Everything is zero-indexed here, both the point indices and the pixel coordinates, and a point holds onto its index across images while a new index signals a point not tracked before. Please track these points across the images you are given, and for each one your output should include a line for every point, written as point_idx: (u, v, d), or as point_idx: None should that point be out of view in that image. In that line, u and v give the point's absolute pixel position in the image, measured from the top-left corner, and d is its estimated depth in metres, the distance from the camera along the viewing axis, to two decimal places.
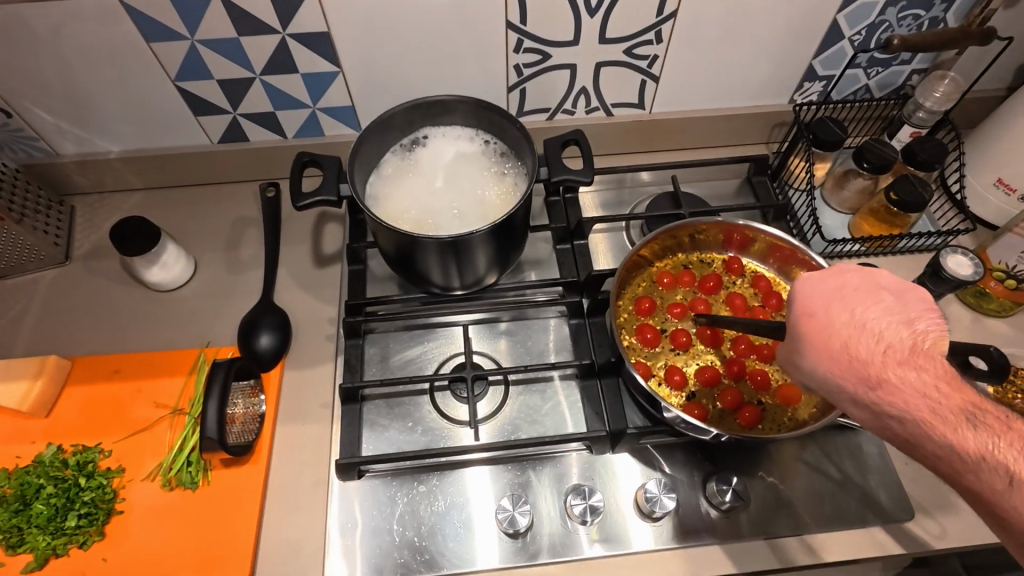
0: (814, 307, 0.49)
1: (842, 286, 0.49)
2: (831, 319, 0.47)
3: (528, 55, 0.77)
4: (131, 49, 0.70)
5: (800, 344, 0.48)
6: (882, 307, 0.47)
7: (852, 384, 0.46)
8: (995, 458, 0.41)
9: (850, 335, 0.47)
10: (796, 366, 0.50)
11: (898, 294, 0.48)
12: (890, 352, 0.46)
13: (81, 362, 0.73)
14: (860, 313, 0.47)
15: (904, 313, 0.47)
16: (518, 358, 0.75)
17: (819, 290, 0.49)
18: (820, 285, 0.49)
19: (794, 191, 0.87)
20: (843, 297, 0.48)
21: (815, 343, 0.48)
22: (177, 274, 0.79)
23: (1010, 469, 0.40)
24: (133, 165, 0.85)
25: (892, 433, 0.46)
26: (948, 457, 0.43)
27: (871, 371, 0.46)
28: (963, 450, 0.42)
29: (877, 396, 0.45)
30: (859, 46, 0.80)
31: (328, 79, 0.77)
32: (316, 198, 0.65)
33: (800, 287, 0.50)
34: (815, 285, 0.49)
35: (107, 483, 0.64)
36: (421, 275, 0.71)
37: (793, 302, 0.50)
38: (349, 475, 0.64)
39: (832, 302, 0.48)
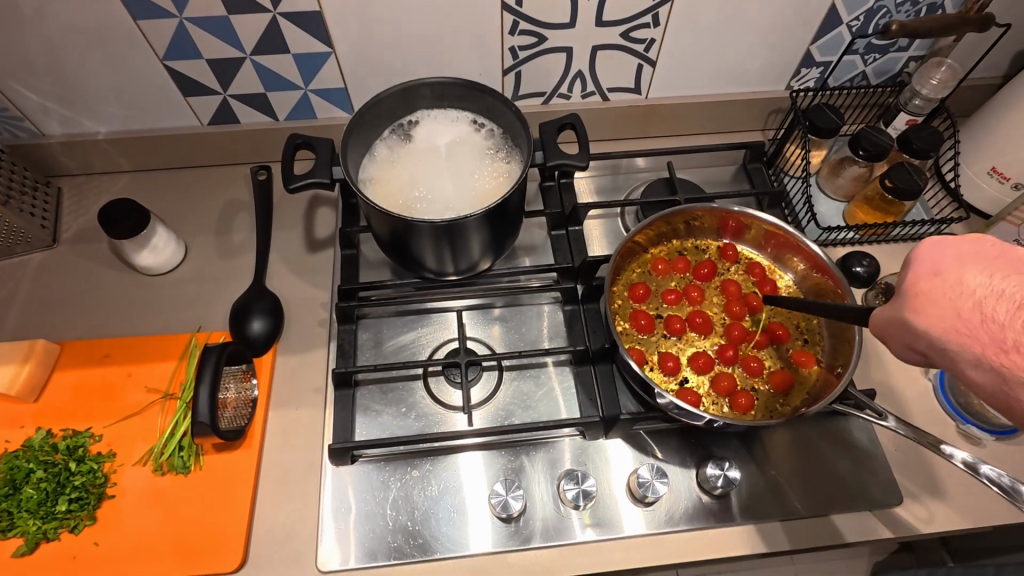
0: (941, 269, 0.47)
1: (975, 253, 0.47)
2: (960, 279, 0.46)
3: (524, 37, 0.76)
4: (118, 27, 0.69)
5: (916, 301, 0.47)
6: (1023, 275, 0.44)
7: (980, 350, 0.44)
8: None
9: (973, 297, 0.45)
10: (905, 327, 0.48)
11: None
12: None
13: (70, 347, 0.72)
14: (990, 275, 0.45)
15: None
16: (511, 343, 0.75)
17: (947, 254, 0.47)
18: (948, 248, 0.48)
19: (790, 178, 0.86)
20: (974, 261, 0.46)
21: (934, 301, 0.46)
22: (167, 258, 0.78)
23: None
24: (122, 146, 0.84)
25: (1017, 407, 0.43)
26: None
27: (1006, 335, 0.43)
28: None
29: (1009, 362, 0.43)
30: (857, 32, 0.79)
31: (321, 60, 0.75)
32: (310, 180, 0.64)
33: (923, 251, 0.48)
34: (941, 246, 0.48)
35: (98, 468, 0.64)
36: (415, 259, 0.70)
37: (913, 265, 0.49)
38: (343, 460, 0.64)
39: (963, 265, 0.46)
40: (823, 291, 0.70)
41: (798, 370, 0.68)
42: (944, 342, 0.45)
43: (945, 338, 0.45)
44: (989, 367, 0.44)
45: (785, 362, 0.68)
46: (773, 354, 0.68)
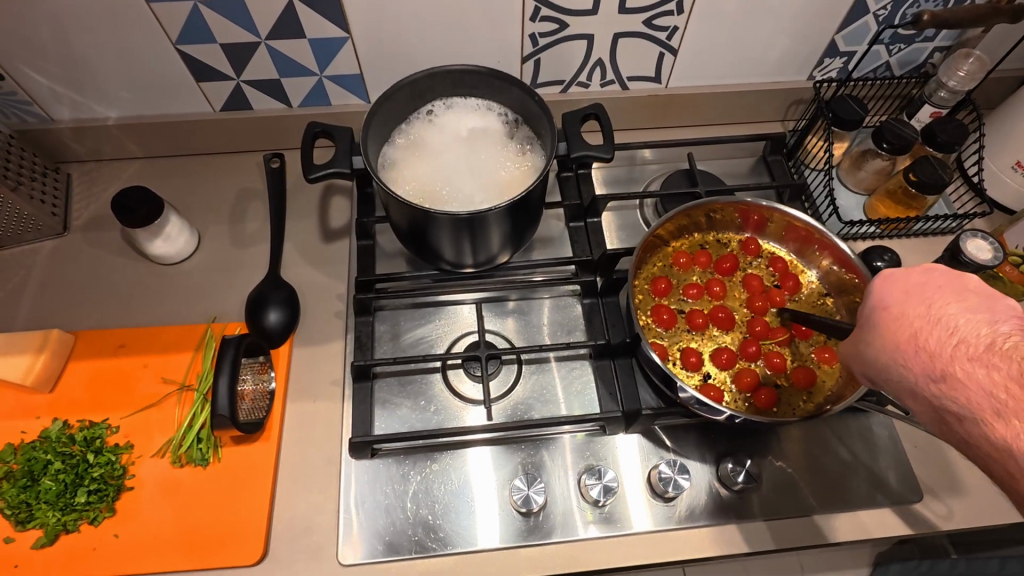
0: (889, 301, 0.47)
1: (925, 285, 0.46)
2: (902, 311, 0.46)
3: (545, 23, 0.74)
4: (130, 10, 0.67)
5: (867, 334, 0.47)
6: (964, 305, 0.44)
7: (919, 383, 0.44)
8: None
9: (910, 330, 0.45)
10: (860, 358, 0.48)
11: (987, 299, 0.44)
12: (960, 346, 0.42)
13: (84, 337, 0.71)
14: (928, 306, 0.45)
15: (990, 314, 0.42)
16: (529, 336, 0.74)
17: (897, 287, 0.47)
18: (901, 280, 0.47)
19: (810, 171, 0.85)
20: (919, 286, 0.46)
21: (880, 331, 0.46)
22: (180, 247, 0.77)
23: None
24: (132, 132, 0.82)
25: (953, 435, 0.43)
26: (999, 457, 0.39)
27: (936, 363, 0.43)
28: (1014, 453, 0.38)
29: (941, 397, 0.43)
30: (884, 21, 0.78)
31: (337, 45, 0.74)
32: (329, 170, 0.62)
33: (878, 285, 0.49)
34: (892, 278, 0.48)
35: (116, 459, 0.63)
36: (433, 251, 0.69)
37: (872, 297, 0.49)
38: (362, 454, 0.64)
39: (909, 296, 0.46)
40: (848, 287, 0.69)
41: (821, 366, 0.66)
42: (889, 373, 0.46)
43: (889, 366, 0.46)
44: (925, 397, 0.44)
45: (808, 358, 0.67)
46: (795, 350, 0.67)
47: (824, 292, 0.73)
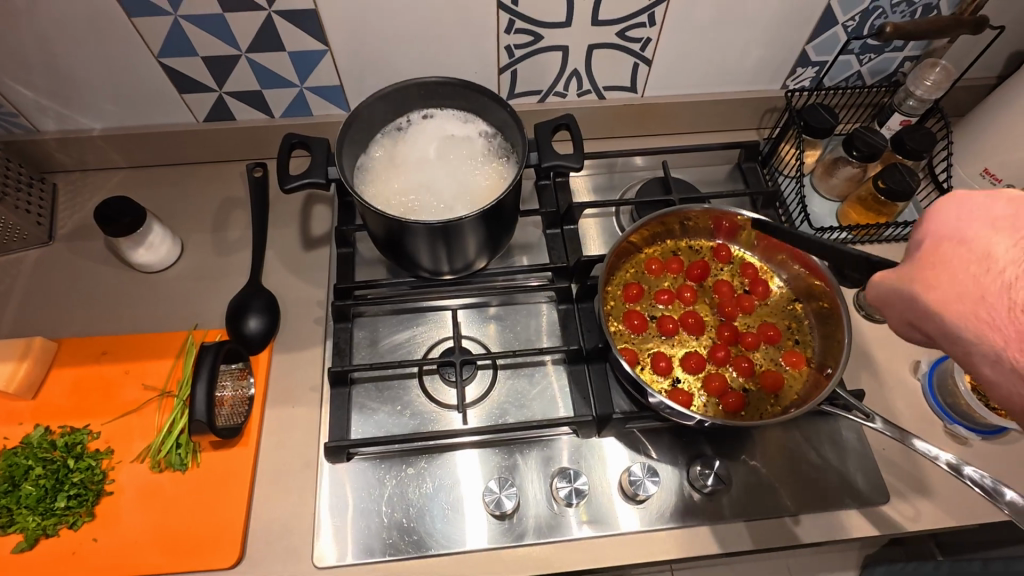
0: (963, 236, 0.44)
1: (1004, 221, 0.43)
2: (984, 246, 0.43)
3: (519, 36, 0.76)
4: (113, 23, 0.68)
5: (928, 273, 0.44)
6: None
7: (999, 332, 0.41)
8: None
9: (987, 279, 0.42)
10: (907, 301, 0.45)
11: None
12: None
13: (67, 344, 0.72)
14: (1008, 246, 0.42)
15: None
16: (505, 342, 0.76)
17: (975, 220, 0.44)
18: (975, 212, 0.45)
19: (784, 177, 0.87)
20: (978, 215, 0.44)
21: (948, 272, 0.43)
22: (164, 255, 0.78)
23: None
24: (117, 143, 0.84)
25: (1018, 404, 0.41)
26: None
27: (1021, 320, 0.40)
28: None
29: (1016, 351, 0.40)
30: (852, 32, 0.79)
31: (316, 57, 0.75)
32: (305, 180, 0.63)
33: (944, 216, 0.46)
34: (966, 210, 0.45)
35: (96, 464, 0.64)
36: (410, 258, 0.71)
37: (929, 229, 0.46)
38: (338, 458, 0.65)
39: (990, 231, 0.43)
40: (814, 292, 0.70)
41: (789, 370, 0.67)
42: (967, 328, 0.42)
43: (962, 311, 0.42)
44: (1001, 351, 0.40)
45: (776, 362, 0.68)
46: (764, 354, 0.68)
47: (793, 298, 0.73)
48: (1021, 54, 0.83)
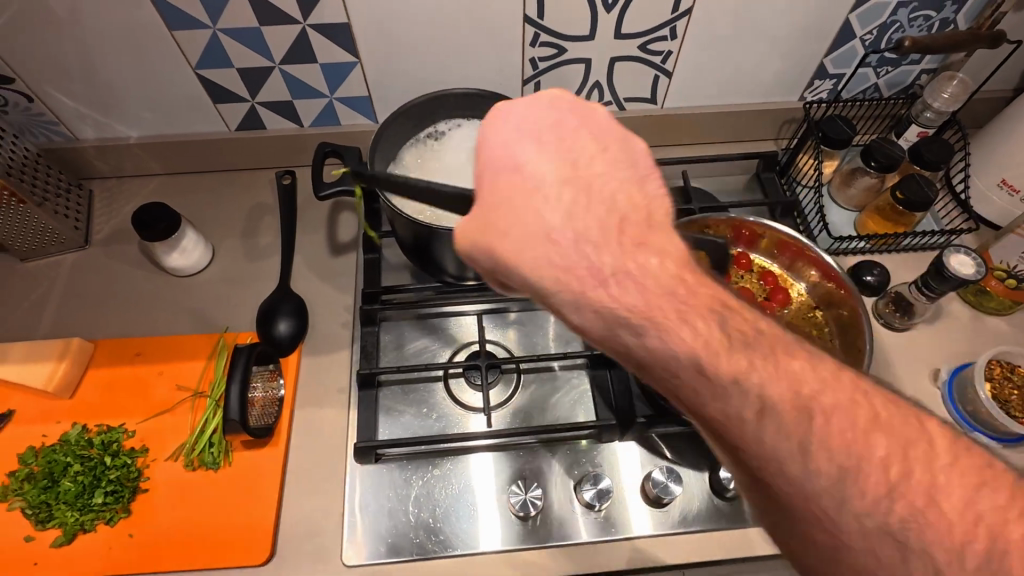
0: (518, 160, 0.42)
1: (557, 128, 0.43)
2: (534, 170, 0.41)
3: (544, 49, 0.78)
4: (154, 36, 0.71)
5: (491, 216, 0.41)
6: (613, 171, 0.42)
7: (566, 262, 0.39)
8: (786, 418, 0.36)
9: (634, 207, 0.41)
10: (490, 249, 0.41)
11: (629, 155, 0.43)
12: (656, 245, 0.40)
13: (103, 345, 0.74)
14: (622, 176, 0.42)
15: (639, 175, 0.42)
16: (528, 347, 0.77)
17: (527, 142, 0.42)
18: (520, 128, 0.43)
19: (803, 188, 0.88)
20: (579, 134, 0.43)
21: (514, 214, 0.41)
22: (196, 259, 0.80)
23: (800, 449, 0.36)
24: (152, 151, 0.86)
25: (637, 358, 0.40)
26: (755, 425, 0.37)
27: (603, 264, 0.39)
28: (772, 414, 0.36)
29: (707, 289, 0.39)
30: (870, 45, 0.81)
31: (347, 69, 0.78)
32: (340, 188, 0.64)
33: (489, 137, 0.43)
34: (511, 122, 0.43)
35: (132, 462, 0.66)
36: (437, 264, 0.73)
37: (485, 153, 0.43)
38: (366, 459, 0.66)
39: (542, 143, 0.42)
40: (836, 300, 0.71)
41: None
42: (510, 257, 0.40)
43: (513, 232, 0.40)
44: (644, 284, 0.38)
45: None
46: None
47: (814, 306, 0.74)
48: None
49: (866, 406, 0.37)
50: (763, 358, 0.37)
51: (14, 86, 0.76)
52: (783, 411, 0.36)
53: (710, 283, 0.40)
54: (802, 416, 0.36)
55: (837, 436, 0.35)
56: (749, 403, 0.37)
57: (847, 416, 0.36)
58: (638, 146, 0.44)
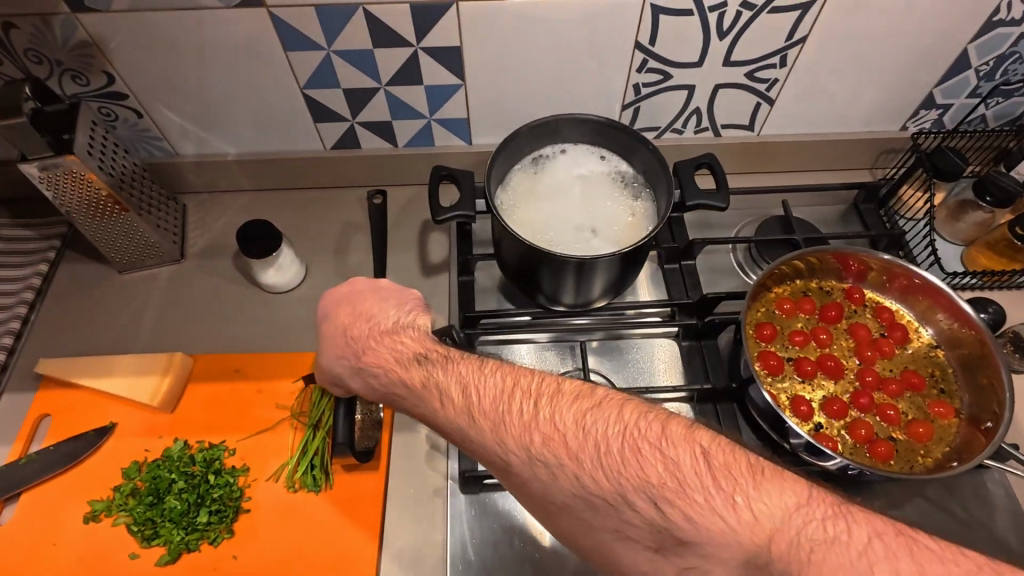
0: (327, 312, 0.62)
1: (356, 293, 0.62)
2: (337, 316, 0.61)
3: (650, 75, 0.77)
4: (269, 55, 0.72)
5: (327, 348, 0.61)
6: (379, 310, 0.60)
7: (345, 354, 0.59)
8: (473, 400, 0.50)
9: (388, 317, 0.59)
10: (325, 370, 0.61)
11: (394, 289, 0.63)
12: (377, 329, 0.59)
13: (201, 360, 0.74)
14: (393, 307, 0.60)
15: (401, 301, 0.61)
16: (625, 376, 0.75)
17: (334, 299, 0.63)
18: (335, 293, 0.63)
19: (906, 221, 0.86)
20: (374, 294, 0.62)
21: (327, 346, 0.60)
22: (291, 276, 0.80)
23: (482, 419, 0.49)
24: (247, 167, 0.87)
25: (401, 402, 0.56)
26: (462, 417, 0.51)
27: (365, 347, 0.58)
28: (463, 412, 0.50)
29: (430, 349, 0.56)
30: (984, 76, 0.79)
31: (451, 91, 0.78)
32: (456, 212, 0.63)
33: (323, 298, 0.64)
34: (330, 294, 0.63)
35: (234, 481, 0.66)
36: (544, 290, 0.71)
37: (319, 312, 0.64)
38: (472, 488, 0.65)
39: (341, 304, 0.62)
40: (960, 340, 0.68)
41: (936, 421, 0.65)
42: (325, 363, 0.61)
43: (327, 353, 0.60)
44: (393, 346, 0.57)
45: (921, 411, 0.66)
46: (908, 402, 0.66)
47: (935, 345, 0.71)
48: None
49: (511, 379, 0.51)
50: (438, 368, 0.54)
51: (127, 101, 0.77)
52: (496, 405, 0.50)
53: (423, 339, 0.57)
54: (500, 399, 0.50)
55: (485, 402, 0.50)
56: (468, 414, 0.50)
57: (570, 412, 0.47)
58: (413, 293, 0.63)
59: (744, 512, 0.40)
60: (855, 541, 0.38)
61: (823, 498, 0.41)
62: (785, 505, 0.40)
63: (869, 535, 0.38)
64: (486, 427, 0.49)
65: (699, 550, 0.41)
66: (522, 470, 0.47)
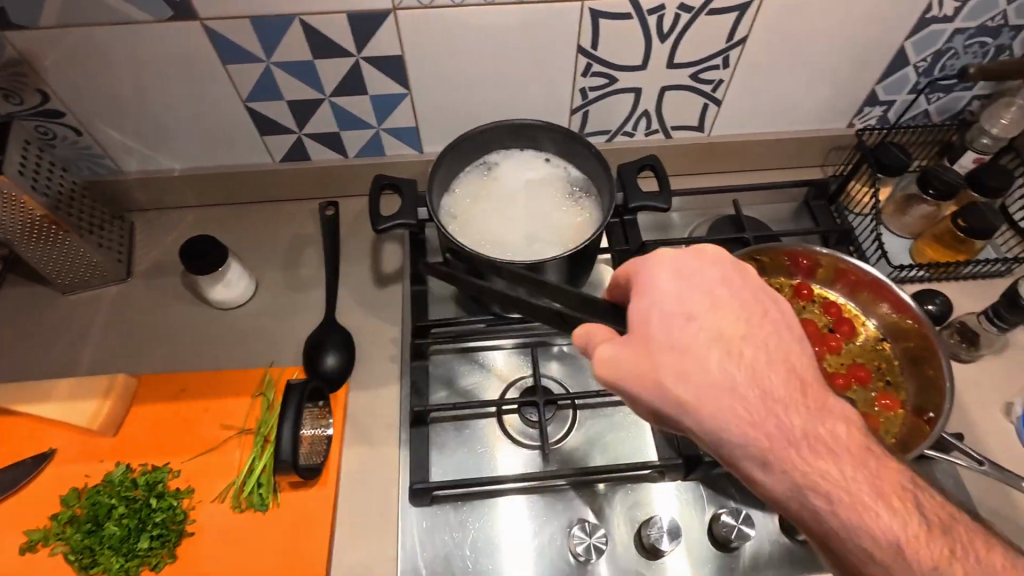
0: (692, 310, 0.44)
1: (678, 269, 0.46)
2: (662, 328, 0.43)
3: (595, 79, 0.77)
4: (207, 69, 0.71)
5: (635, 362, 0.43)
6: (681, 290, 0.44)
7: (683, 381, 0.42)
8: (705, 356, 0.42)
9: (730, 330, 0.43)
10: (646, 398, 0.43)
11: (691, 278, 0.45)
12: (702, 343, 0.43)
13: (146, 381, 0.73)
14: (701, 300, 0.44)
15: (704, 285, 0.45)
16: (581, 381, 0.75)
17: (673, 283, 0.45)
18: (679, 275, 0.45)
19: (854, 216, 0.87)
20: (724, 284, 0.45)
21: (650, 361, 0.43)
22: (240, 291, 0.79)
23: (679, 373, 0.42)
24: (194, 182, 0.86)
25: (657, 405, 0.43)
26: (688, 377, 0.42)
27: (699, 365, 0.42)
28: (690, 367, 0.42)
29: (723, 365, 0.42)
30: (924, 72, 0.80)
31: (396, 100, 0.77)
32: (397, 221, 0.63)
33: (658, 284, 0.45)
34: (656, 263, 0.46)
35: (177, 504, 0.64)
36: (491, 298, 0.70)
37: (644, 298, 0.45)
38: (421, 500, 0.64)
39: (680, 297, 0.44)
40: (904, 332, 0.68)
41: (883, 412, 0.66)
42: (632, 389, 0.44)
43: (647, 374, 0.43)
44: (731, 368, 0.42)
45: (868, 404, 0.67)
46: (856, 395, 0.67)
47: (881, 337, 0.72)
48: None
49: (731, 327, 0.43)
50: (679, 345, 0.43)
51: (64, 119, 0.76)
52: (765, 347, 0.43)
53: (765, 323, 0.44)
54: (704, 343, 0.42)
55: (700, 344, 0.42)
56: (694, 362, 0.42)
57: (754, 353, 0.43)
58: (753, 276, 0.47)
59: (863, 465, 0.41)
60: (892, 525, 0.39)
61: (897, 481, 0.41)
62: (841, 484, 0.40)
63: (913, 529, 0.39)
64: (726, 375, 0.42)
65: (801, 498, 0.41)
66: (689, 407, 0.42)
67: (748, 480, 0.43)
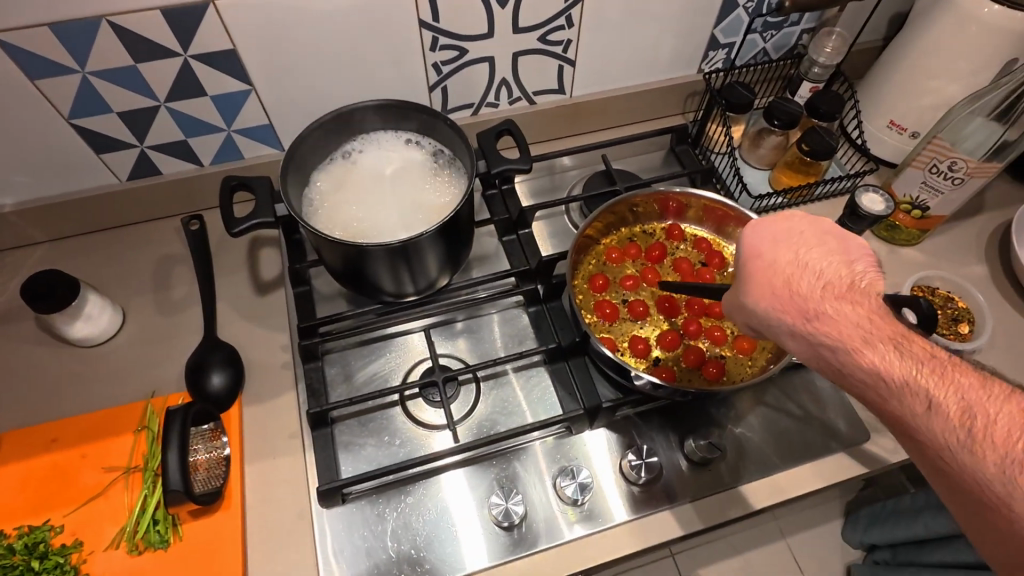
0: (762, 251, 0.52)
1: (790, 231, 0.52)
2: (774, 258, 0.51)
3: (445, 52, 0.76)
4: (14, 89, 0.64)
5: (751, 288, 0.52)
6: (822, 249, 0.51)
7: (782, 306, 0.49)
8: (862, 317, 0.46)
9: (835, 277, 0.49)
10: (744, 309, 0.53)
11: (839, 240, 0.52)
12: (827, 287, 0.49)
13: (9, 438, 0.66)
14: (826, 258, 0.50)
15: (845, 254, 0.51)
16: (482, 352, 0.75)
17: (768, 234, 0.53)
18: (770, 228, 0.53)
19: (716, 155, 0.91)
20: (788, 242, 0.52)
21: (758, 281, 0.51)
22: (105, 324, 0.73)
23: (851, 331, 0.46)
24: (33, 216, 0.78)
25: (827, 363, 0.48)
26: (854, 333, 0.46)
27: (810, 304, 0.48)
28: (852, 320, 0.46)
29: (850, 316, 0.47)
30: (753, 12, 0.85)
31: (241, 98, 0.73)
32: (252, 221, 0.62)
33: (749, 234, 0.54)
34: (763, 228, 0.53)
35: (65, 561, 0.58)
36: (373, 285, 0.69)
37: (743, 248, 0.54)
38: (332, 501, 0.62)
39: (778, 244, 0.52)
40: None
41: None
42: (755, 311, 0.51)
43: (768, 312, 0.50)
44: (858, 321, 0.46)
45: None
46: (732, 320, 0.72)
47: None
48: (900, 15, 0.91)
49: (853, 280, 0.49)
50: (844, 302, 0.47)
51: None
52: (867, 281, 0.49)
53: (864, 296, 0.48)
54: (847, 302, 0.47)
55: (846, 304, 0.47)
56: (865, 319, 0.46)
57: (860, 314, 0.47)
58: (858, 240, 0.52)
59: (956, 404, 0.41)
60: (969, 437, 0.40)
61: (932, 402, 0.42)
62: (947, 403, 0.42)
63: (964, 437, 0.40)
64: (859, 329, 0.46)
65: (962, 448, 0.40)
66: (871, 366, 0.45)
67: (928, 442, 0.42)
